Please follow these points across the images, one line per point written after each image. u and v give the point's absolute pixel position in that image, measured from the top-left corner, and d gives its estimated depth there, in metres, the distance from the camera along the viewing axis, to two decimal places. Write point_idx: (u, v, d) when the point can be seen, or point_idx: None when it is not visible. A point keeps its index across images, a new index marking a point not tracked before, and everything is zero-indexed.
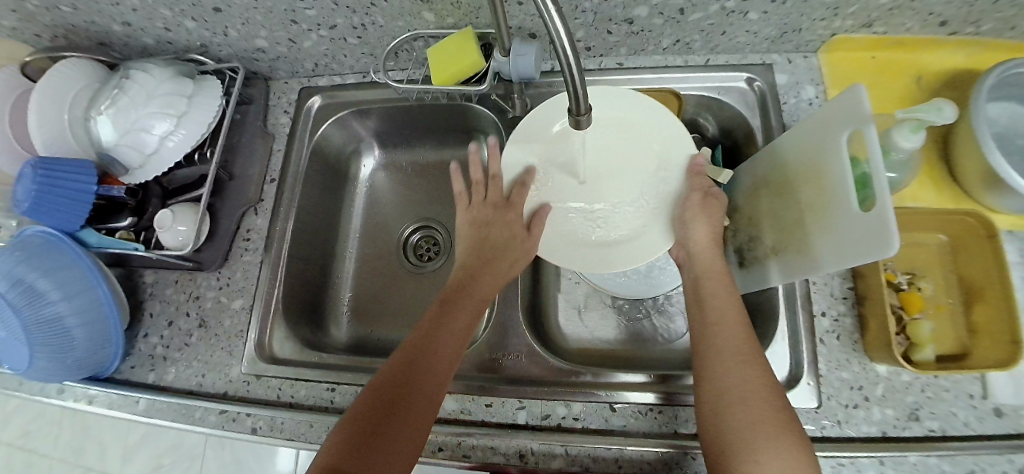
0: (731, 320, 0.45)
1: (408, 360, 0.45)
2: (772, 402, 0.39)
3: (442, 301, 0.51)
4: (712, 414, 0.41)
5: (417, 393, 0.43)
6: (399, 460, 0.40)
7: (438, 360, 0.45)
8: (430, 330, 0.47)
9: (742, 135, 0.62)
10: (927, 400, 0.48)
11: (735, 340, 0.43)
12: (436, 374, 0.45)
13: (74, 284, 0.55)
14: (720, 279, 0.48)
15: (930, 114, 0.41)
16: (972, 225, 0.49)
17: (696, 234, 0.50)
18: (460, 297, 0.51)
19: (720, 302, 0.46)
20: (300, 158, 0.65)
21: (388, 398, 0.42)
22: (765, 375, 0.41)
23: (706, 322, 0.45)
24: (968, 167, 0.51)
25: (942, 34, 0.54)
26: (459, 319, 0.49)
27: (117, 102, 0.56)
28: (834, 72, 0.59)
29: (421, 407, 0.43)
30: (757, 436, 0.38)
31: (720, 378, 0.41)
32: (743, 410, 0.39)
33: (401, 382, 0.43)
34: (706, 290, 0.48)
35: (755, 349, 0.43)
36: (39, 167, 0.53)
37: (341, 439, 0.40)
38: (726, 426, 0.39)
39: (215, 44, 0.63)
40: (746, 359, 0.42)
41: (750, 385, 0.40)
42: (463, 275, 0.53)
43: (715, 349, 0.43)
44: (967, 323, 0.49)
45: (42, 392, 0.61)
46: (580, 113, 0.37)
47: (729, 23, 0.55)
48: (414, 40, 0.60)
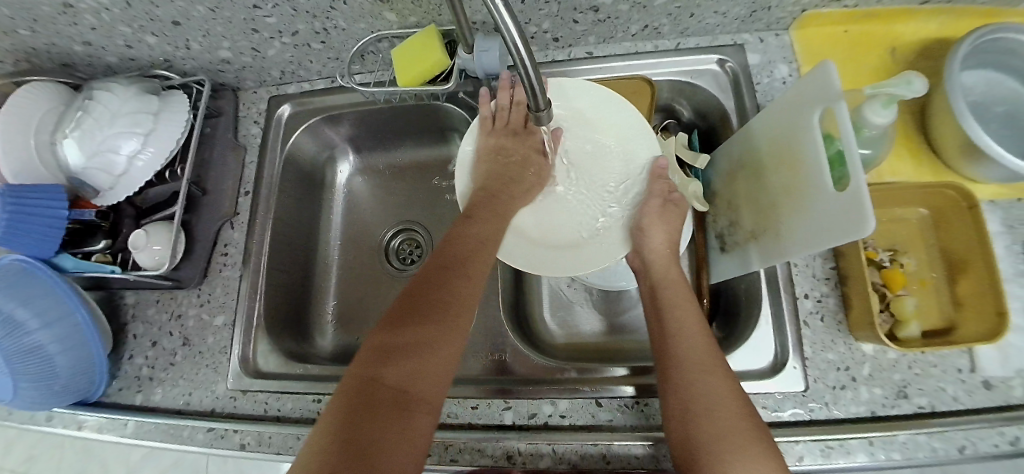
0: (692, 329, 0.45)
1: (431, 280, 0.46)
2: (738, 412, 0.39)
3: (462, 220, 0.52)
4: (678, 427, 0.40)
5: (441, 320, 0.43)
6: (431, 382, 0.40)
7: (462, 279, 0.46)
8: (451, 249, 0.49)
9: (717, 118, 0.61)
10: (915, 377, 0.48)
11: (698, 346, 0.43)
12: (455, 309, 0.44)
13: (52, 311, 0.55)
14: (678, 289, 0.49)
15: (899, 89, 0.40)
16: (952, 197, 0.48)
17: (653, 241, 0.51)
18: (476, 213, 0.53)
19: (678, 312, 0.47)
20: (273, 169, 0.65)
21: (415, 315, 0.43)
22: (729, 385, 0.41)
23: (667, 331, 0.46)
24: (947, 138, 0.50)
25: (915, 2, 0.53)
26: (477, 231, 0.51)
27: (83, 124, 0.56)
28: (807, 48, 0.57)
29: (442, 344, 0.42)
30: (723, 445, 0.37)
31: (686, 388, 0.41)
32: (711, 421, 0.39)
33: (422, 303, 0.44)
34: (664, 298, 0.49)
35: (718, 357, 0.43)
36: (5, 195, 0.53)
37: (371, 361, 0.40)
38: (693, 436, 0.39)
39: (179, 58, 0.62)
40: (710, 368, 0.42)
41: (714, 394, 0.40)
42: (476, 198, 0.55)
43: (679, 358, 0.43)
44: (952, 296, 0.49)
45: (31, 420, 0.61)
46: (539, 108, 0.37)
47: (696, 5, 0.54)
48: (379, 41, 0.59)
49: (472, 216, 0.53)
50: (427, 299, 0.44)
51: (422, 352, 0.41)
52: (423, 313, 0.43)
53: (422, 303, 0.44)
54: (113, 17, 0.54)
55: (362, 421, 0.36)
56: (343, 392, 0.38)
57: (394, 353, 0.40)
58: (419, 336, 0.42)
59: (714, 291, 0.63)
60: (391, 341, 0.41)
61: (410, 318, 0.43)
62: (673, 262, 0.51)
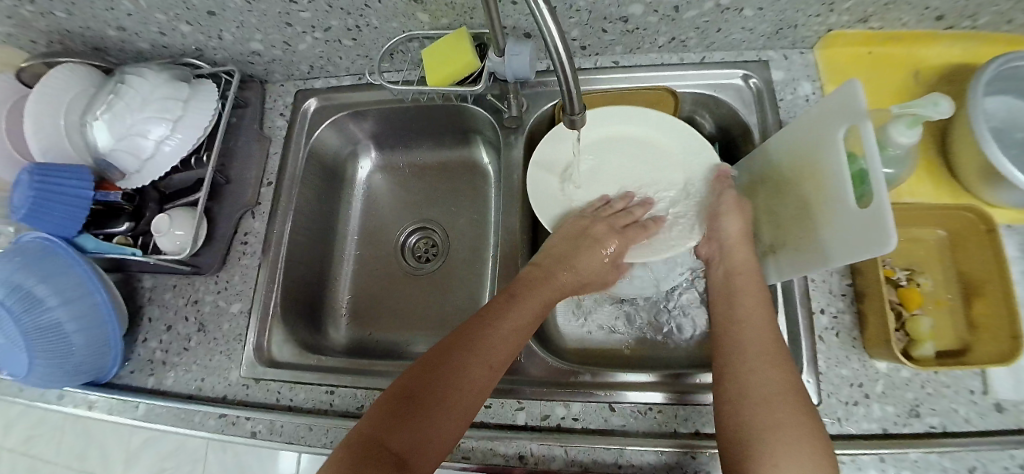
0: (757, 320, 0.46)
1: (454, 353, 0.45)
2: (796, 406, 0.40)
3: (503, 295, 0.51)
4: (731, 411, 0.41)
5: (456, 396, 0.42)
6: (430, 456, 0.40)
7: (486, 358, 0.45)
8: (484, 325, 0.47)
9: (738, 131, 0.61)
10: (928, 396, 0.48)
11: (761, 339, 0.44)
12: (472, 389, 0.43)
13: (72, 291, 0.55)
14: (750, 278, 0.50)
15: (925, 109, 0.41)
16: (970, 220, 0.49)
17: (727, 228, 0.52)
18: (521, 293, 0.51)
19: (751, 303, 0.48)
20: (297, 161, 0.65)
21: (433, 383, 0.42)
22: (791, 377, 0.42)
23: (736, 322, 0.47)
24: (967, 161, 0.51)
25: (938, 28, 0.54)
26: (518, 315, 0.49)
27: (113, 107, 0.56)
28: (830, 68, 0.58)
29: (450, 421, 0.41)
30: (777, 436, 0.38)
31: (745, 376, 0.42)
32: (767, 409, 0.40)
33: (438, 374, 0.43)
34: (738, 285, 0.50)
35: (781, 352, 0.43)
36: (36, 174, 0.54)
37: (378, 420, 0.40)
38: (746, 423, 0.40)
39: (210, 48, 0.63)
40: (773, 359, 0.43)
41: (773, 385, 0.41)
42: (525, 277, 0.53)
43: (744, 348, 0.44)
44: (967, 317, 0.49)
45: (41, 398, 0.61)
46: (575, 112, 0.37)
47: (724, 20, 0.55)
48: (409, 41, 0.60)
49: (517, 294, 0.51)
50: (444, 370, 0.43)
51: (425, 425, 0.40)
52: (438, 388, 0.42)
53: (438, 377, 0.43)
54: (151, 4, 0.55)
55: None
56: (348, 445, 0.39)
57: (401, 420, 0.40)
58: (431, 408, 0.41)
59: None
60: (400, 406, 0.41)
61: (425, 388, 0.42)
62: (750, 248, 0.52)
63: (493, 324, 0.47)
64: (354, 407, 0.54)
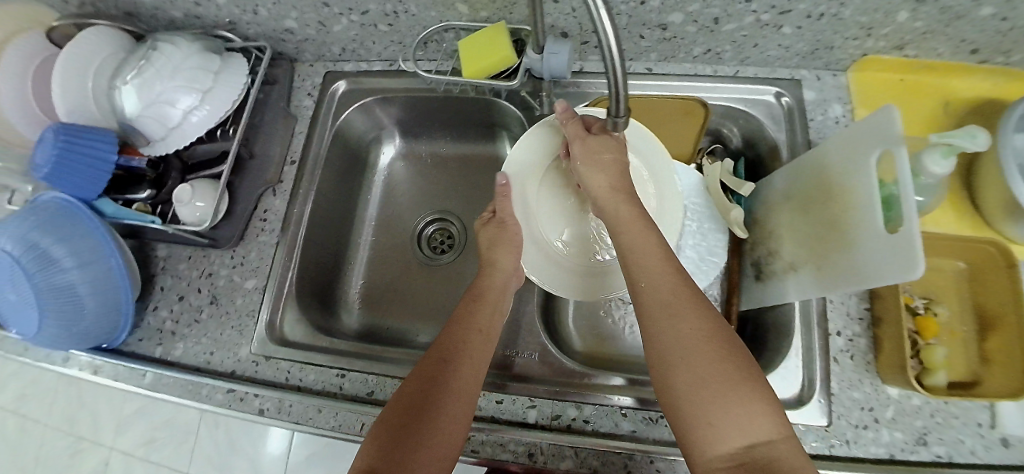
0: (660, 272, 0.43)
1: (433, 371, 0.45)
2: (719, 354, 0.38)
3: (467, 304, 0.52)
4: (661, 380, 0.39)
5: (443, 405, 0.43)
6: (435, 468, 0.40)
7: (463, 365, 0.46)
8: (454, 337, 0.48)
9: (766, 148, 0.61)
10: (937, 425, 0.49)
11: (666, 291, 0.42)
12: (459, 396, 0.44)
13: (88, 254, 0.55)
14: (630, 233, 0.47)
15: (962, 141, 0.41)
16: (992, 254, 0.49)
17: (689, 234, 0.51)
18: (481, 297, 0.53)
19: (643, 253, 0.45)
20: (321, 142, 0.65)
21: (420, 400, 0.43)
22: (700, 326, 0.39)
23: (637, 280, 0.44)
24: (992, 195, 0.51)
25: (972, 61, 0.54)
26: (483, 320, 0.50)
27: (143, 73, 0.56)
28: (862, 92, 0.59)
29: (448, 432, 0.42)
30: (706, 394, 0.37)
31: (659, 336, 0.40)
32: (685, 367, 0.38)
33: (423, 394, 0.43)
34: (624, 242, 0.47)
35: (691, 300, 0.41)
36: (61, 133, 0.53)
37: (374, 451, 0.40)
38: (672, 385, 0.38)
39: (244, 22, 0.63)
40: (679, 307, 0.41)
41: (687, 339, 0.39)
42: (482, 282, 0.54)
43: (652, 304, 0.42)
44: (981, 350, 0.49)
45: (46, 359, 0.61)
46: (619, 114, 0.37)
47: (761, 36, 0.55)
48: (445, 31, 0.60)
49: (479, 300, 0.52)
50: (427, 388, 0.44)
51: (421, 445, 0.40)
52: (424, 408, 0.42)
53: (423, 397, 0.43)
54: None
55: None
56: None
57: (396, 446, 0.40)
58: (424, 422, 0.41)
59: (741, 318, 0.64)
60: (391, 433, 0.41)
61: (412, 410, 0.42)
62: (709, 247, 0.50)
63: (463, 331, 0.49)
64: (364, 392, 0.54)
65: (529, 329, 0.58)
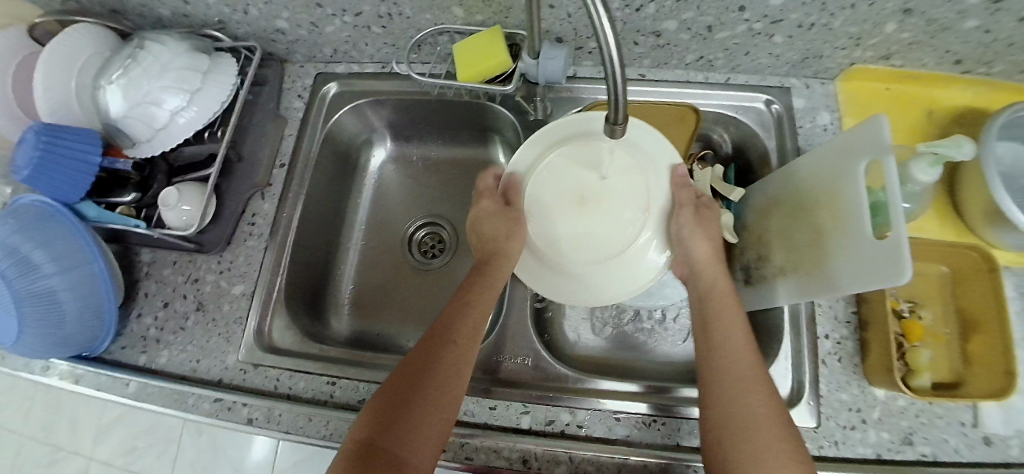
0: (737, 344, 0.45)
1: (427, 348, 0.45)
2: (777, 429, 0.40)
3: (465, 286, 0.52)
4: (716, 442, 0.41)
5: (433, 388, 0.43)
6: (426, 448, 0.41)
7: (458, 346, 0.46)
8: (449, 317, 0.48)
9: (755, 154, 0.62)
10: (921, 426, 0.50)
11: (735, 363, 0.44)
12: (447, 378, 0.44)
13: (69, 259, 0.53)
14: (724, 300, 0.49)
15: (949, 149, 0.42)
16: (975, 259, 0.51)
17: (696, 251, 0.50)
18: (479, 278, 0.52)
19: (725, 326, 0.46)
20: (312, 144, 0.64)
21: (410, 381, 0.43)
22: (770, 403, 0.41)
23: (710, 346, 0.46)
24: (974, 202, 0.53)
25: (954, 72, 0.56)
26: (483, 302, 0.49)
27: (130, 72, 0.54)
28: (848, 100, 0.60)
29: (436, 414, 0.42)
30: (759, 466, 0.38)
31: (724, 405, 0.42)
32: (740, 438, 0.40)
33: (416, 374, 0.44)
34: (711, 311, 0.48)
35: (761, 376, 0.43)
36: (42, 133, 0.51)
37: (369, 427, 0.41)
38: (728, 453, 0.40)
39: (234, 21, 0.61)
40: (751, 384, 0.42)
41: (754, 412, 0.40)
42: (484, 266, 0.52)
43: (720, 374, 0.43)
44: (963, 353, 0.51)
45: (23, 368, 0.59)
46: (617, 122, 0.37)
47: (753, 44, 0.56)
48: (440, 34, 0.59)
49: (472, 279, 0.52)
50: (421, 368, 0.44)
51: (413, 424, 0.41)
52: (417, 386, 0.43)
53: (417, 376, 0.43)
54: None
55: None
56: (346, 455, 0.40)
57: (389, 423, 0.41)
58: (416, 404, 0.42)
59: None
60: (386, 412, 0.42)
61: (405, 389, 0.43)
62: (720, 269, 0.51)
63: (455, 310, 0.48)
64: (355, 400, 0.53)
65: (523, 333, 0.58)
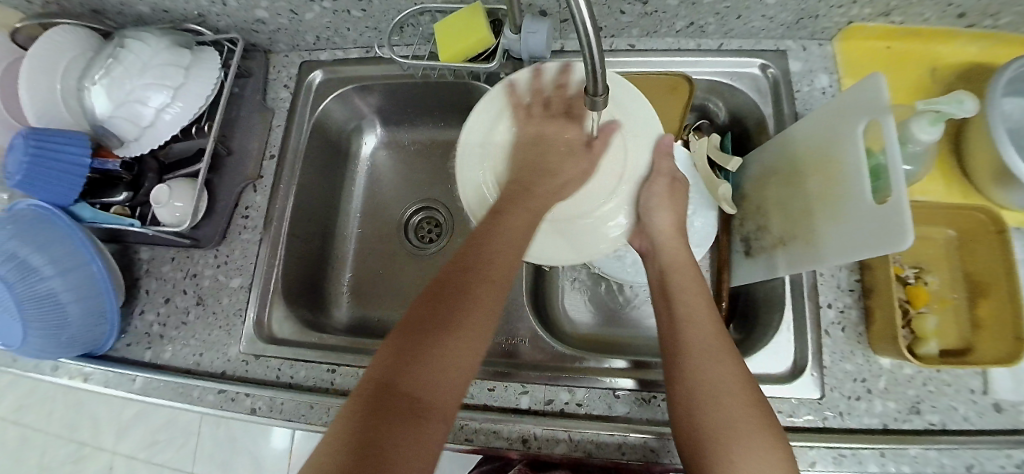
0: (699, 317, 0.45)
1: (450, 281, 0.41)
2: (746, 399, 0.39)
3: (489, 215, 0.47)
4: (684, 413, 0.40)
5: (459, 326, 0.38)
6: (446, 386, 0.36)
7: (484, 283, 0.41)
8: (470, 247, 0.43)
9: (753, 122, 0.60)
10: (928, 394, 0.49)
11: (703, 332, 0.43)
12: (475, 317, 0.39)
13: (68, 261, 0.54)
14: (685, 273, 0.49)
15: (950, 107, 0.40)
16: (982, 220, 0.49)
17: (660, 222, 0.51)
18: (507, 208, 0.48)
19: (687, 297, 0.46)
20: (300, 135, 0.64)
21: (433, 318, 0.38)
22: (737, 372, 0.40)
23: (676, 318, 0.45)
24: (981, 161, 0.50)
25: (960, 24, 0.53)
26: (506, 235, 0.45)
27: (112, 72, 0.54)
28: (848, 60, 0.57)
29: (461, 353, 0.37)
30: (732, 432, 0.38)
31: (693, 374, 0.41)
32: (714, 407, 0.39)
33: (437, 309, 0.39)
34: (673, 283, 0.48)
35: (726, 345, 0.43)
36: (31, 138, 0.52)
37: (385, 365, 0.36)
38: (699, 423, 0.39)
39: (213, 14, 0.61)
40: (718, 353, 0.42)
41: (723, 381, 0.40)
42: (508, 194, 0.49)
43: (687, 344, 0.43)
44: (972, 318, 0.49)
45: (34, 368, 0.60)
46: (597, 93, 0.36)
47: (745, 7, 0.54)
48: (421, 14, 0.58)
49: (502, 212, 0.47)
50: (442, 302, 0.39)
51: (436, 363, 0.36)
52: (439, 321, 0.38)
53: (440, 312, 0.39)
54: None
55: (377, 426, 0.33)
56: (359, 394, 0.35)
57: (410, 360, 0.36)
58: (438, 340, 0.37)
59: (733, 294, 0.63)
60: (404, 350, 0.37)
61: (426, 324, 0.38)
62: (682, 242, 0.51)
63: (483, 242, 0.44)
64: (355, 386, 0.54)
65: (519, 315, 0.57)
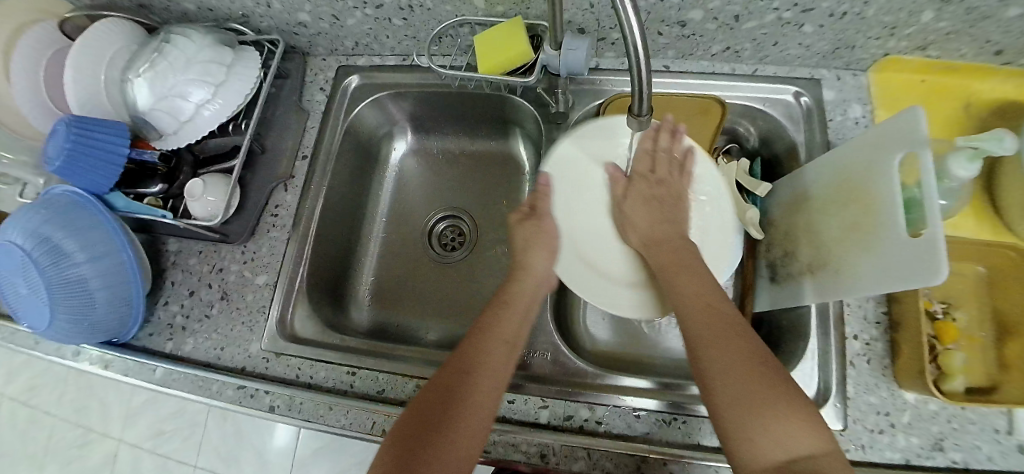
0: (704, 305, 0.45)
1: (452, 376, 0.44)
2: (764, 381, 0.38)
3: (492, 307, 0.50)
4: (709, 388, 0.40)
5: (459, 413, 0.41)
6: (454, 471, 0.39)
7: (485, 371, 0.44)
8: (479, 341, 0.46)
9: (783, 149, 0.61)
10: (953, 432, 0.48)
11: (709, 319, 0.44)
12: (476, 402, 0.42)
13: (99, 247, 0.54)
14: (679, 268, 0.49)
15: (989, 143, 0.41)
16: (1014, 259, 0.48)
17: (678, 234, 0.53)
18: (505, 302, 0.50)
19: (685, 278, 0.48)
20: (333, 136, 0.65)
21: (435, 409, 0.42)
22: (744, 350, 0.40)
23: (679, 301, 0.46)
24: (1016, 200, 0.50)
25: (997, 63, 0.53)
26: (507, 326, 0.48)
27: (156, 65, 0.55)
28: (882, 93, 0.58)
29: (464, 440, 0.40)
30: (751, 406, 0.37)
31: (699, 355, 0.41)
32: (726, 384, 0.39)
33: (444, 399, 0.42)
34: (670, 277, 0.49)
35: (731, 325, 0.43)
36: (73, 126, 0.53)
37: (393, 451, 0.40)
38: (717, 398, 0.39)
39: (257, 15, 0.62)
40: (732, 334, 0.42)
41: (733, 359, 0.40)
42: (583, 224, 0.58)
43: (697, 329, 0.43)
44: (999, 357, 0.49)
45: (56, 352, 0.61)
46: (641, 114, 0.36)
47: (783, 34, 0.54)
48: (461, 26, 0.59)
49: (503, 305, 0.50)
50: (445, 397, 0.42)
51: (443, 448, 0.39)
52: (440, 418, 0.41)
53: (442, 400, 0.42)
54: None
55: None
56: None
57: (413, 450, 0.39)
58: (439, 422, 0.41)
59: (755, 319, 0.63)
60: (411, 433, 0.41)
61: (428, 415, 0.41)
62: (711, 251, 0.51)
63: (480, 339, 0.47)
64: (375, 390, 0.54)
65: (541, 328, 0.57)
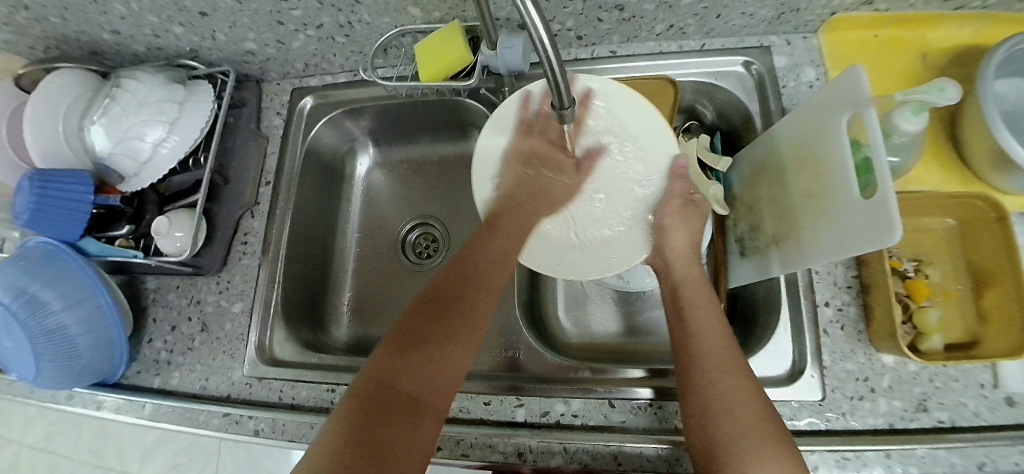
0: (711, 331, 0.45)
1: (443, 292, 0.47)
2: (757, 414, 0.38)
3: (482, 231, 0.54)
4: (699, 424, 0.40)
5: (456, 326, 0.45)
6: (448, 378, 0.42)
7: (474, 291, 0.48)
8: (460, 266, 0.50)
9: (741, 120, 0.60)
10: (936, 391, 0.47)
11: (719, 348, 0.43)
12: (466, 322, 0.46)
13: (75, 294, 0.55)
14: (698, 288, 0.49)
15: (931, 95, 0.39)
16: (981, 207, 0.47)
17: (672, 240, 0.52)
18: (495, 228, 0.54)
19: (698, 311, 0.47)
20: (294, 159, 0.65)
21: (426, 326, 0.44)
22: (749, 385, 0.40)
23: (687, 332, 0.45)
24: (977, 147, 0.49)
25: (947, 8, 0.52)
26: (494, 251, 0.52)
27: (110, 111, 0.56)
28: (833, 52, 0.56)
29: (454, 352, 0.44)
30: (744, 442, 0.37)
31: (701, 388, 0.41)
32: (729, 418, 0.38)
33: (434, 314, 0.45)
34: (684, 298, 0.49)
35: (739, 359, 0.42)
36: (36, 180, 0.54)
37: (384, 365, 0.41)
38: (711, 432, 0.39)
39: (205, 48, 0.63)
40: (732, 367, 0.41)
41: (736, 394, 0.40)
42: (501, 208, 0.56)
43: (698, 356, 0.43)
44: (977, 309, 0.48)
45: (53, 398, 0.63)
46: (563, 107, 0.36)
47: (723, 6, 0.53)
48: (402, 36, 0.59)
49: (495, 227, 0.54)
50: (436, 309, 0.45)
51: (431, 353, 0.42)
52: (435, 322, 0.44)
53: (433, 314, 0.45)
54: (142, 7, 0.55)
55: (369, 427, 0.37)
56: (355, 396, 0.39)
57: (406, 361, 0.41)
58: (437, 334, 0.44)
59: (732, 295, 0.63)
60: (381, 395, 0.39)
61: (423, 326, 0.44)
62: (694, 262, 0.52)
63: (469, 265, 0.50)
64: None
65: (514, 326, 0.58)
